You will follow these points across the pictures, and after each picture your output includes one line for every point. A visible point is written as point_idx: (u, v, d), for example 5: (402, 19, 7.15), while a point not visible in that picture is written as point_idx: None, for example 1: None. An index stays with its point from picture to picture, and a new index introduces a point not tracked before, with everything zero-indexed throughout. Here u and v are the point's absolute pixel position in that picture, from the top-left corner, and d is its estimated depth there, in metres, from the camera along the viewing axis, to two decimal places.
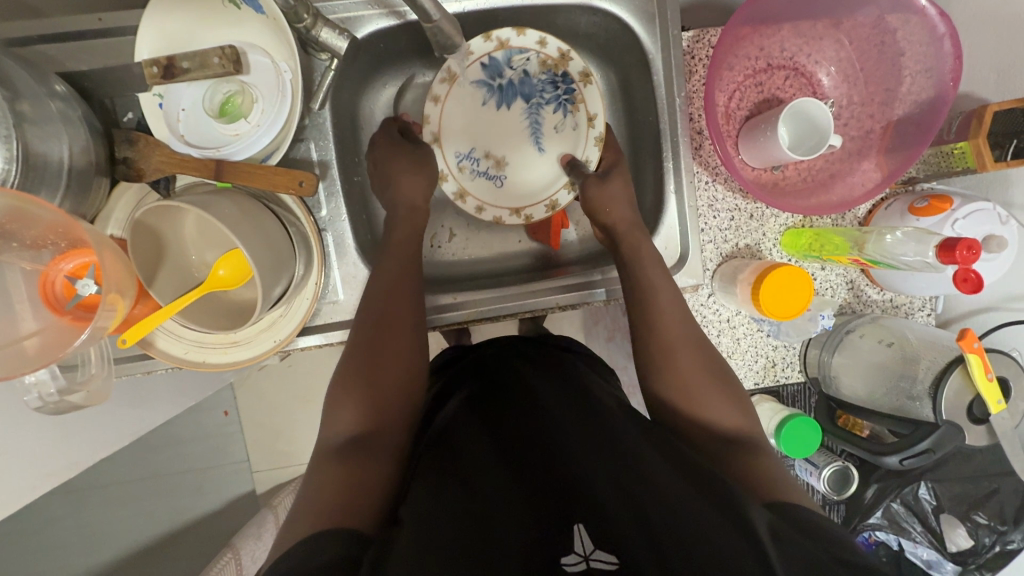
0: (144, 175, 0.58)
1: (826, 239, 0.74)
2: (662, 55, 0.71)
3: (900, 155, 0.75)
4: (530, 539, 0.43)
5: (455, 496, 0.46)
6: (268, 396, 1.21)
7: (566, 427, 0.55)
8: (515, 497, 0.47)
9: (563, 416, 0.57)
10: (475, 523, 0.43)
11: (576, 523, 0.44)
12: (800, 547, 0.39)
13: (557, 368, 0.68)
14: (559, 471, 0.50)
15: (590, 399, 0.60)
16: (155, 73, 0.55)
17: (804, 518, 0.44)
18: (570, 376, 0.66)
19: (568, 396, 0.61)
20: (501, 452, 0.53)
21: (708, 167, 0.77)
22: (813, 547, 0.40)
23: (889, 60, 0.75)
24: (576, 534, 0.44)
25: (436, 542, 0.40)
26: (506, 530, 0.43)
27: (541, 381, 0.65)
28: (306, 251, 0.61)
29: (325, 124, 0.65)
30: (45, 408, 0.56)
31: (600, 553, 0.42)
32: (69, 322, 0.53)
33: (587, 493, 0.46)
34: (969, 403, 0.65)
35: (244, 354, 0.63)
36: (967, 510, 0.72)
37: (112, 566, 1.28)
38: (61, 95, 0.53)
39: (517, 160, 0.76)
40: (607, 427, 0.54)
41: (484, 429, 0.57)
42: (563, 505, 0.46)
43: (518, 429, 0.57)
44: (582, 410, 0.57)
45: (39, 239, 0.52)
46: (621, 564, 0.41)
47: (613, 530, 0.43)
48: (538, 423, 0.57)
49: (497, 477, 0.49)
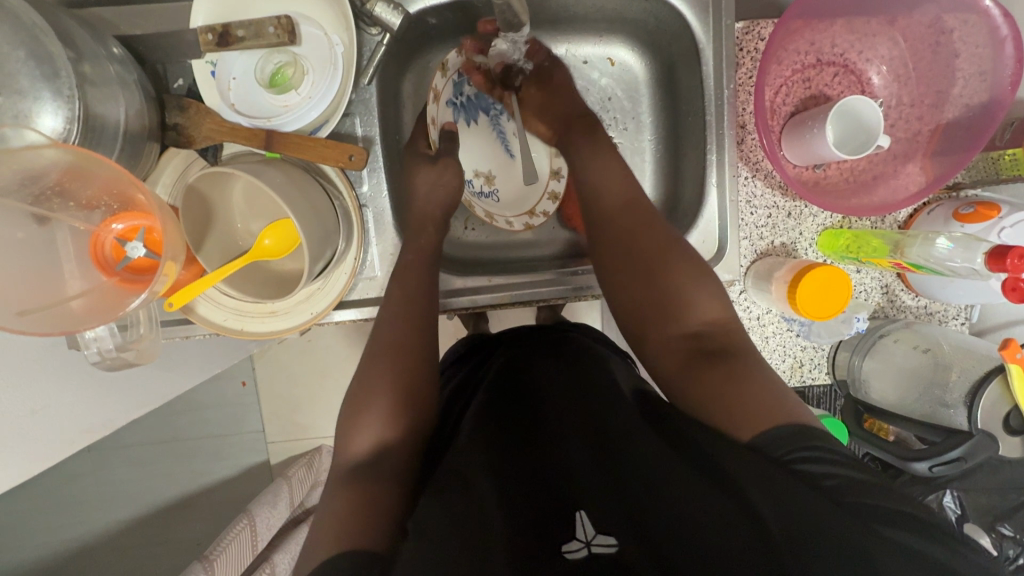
0: (194, 142, 0.59)
1: (865, 241, 0.73)
2: (712, 46, 0.70)
3: (947, 159, 0.74)
4: (529, 534, 0.44)
5: (456, 490, 0.47)
6: (289, 369, 1.23)
7: (565, 417, 0.55)
8: (512, 489, 0.48)
9: (563, 404, 0.57)
10: (474, 515, 0.44)
11: (578, 510, 0.46)
12: (802, 509, 0.40)
13: (561, 352, 0.68)
14: (559, 462, 0.51)
15: (590, 382, 0.60)
16: (210, 41, 0.56)
17: (806, 457, 0.45)
18: (575, 358, 0.66)
19: (568, 380, 0.61)
20: (497, 440, 0.54)
21: (750, 163, 0.75)
22: (820, 498, 0.41)
23: (943, 61, 0.73)
24: (577, 522, 0.45)
25: (439, 542, 0.42)
26: (505, 524, 0.44)
27: (546, 368, 0.65)
28: (347, 226, 0.62)
29: (371, 99, 0.65)
30: (102, 363, 0.58)
31: (601, 538, 0.43)
32: (117, 284, 0.54)
33: (583, 483, 0.48)
34: (1005, 415, 0.65)
35: (281, 325, 0.64)
36: (992, 521, 0.72)
37: (131, 524, 1.32)
38: (118, 58, 0.54)
39: (500, 166, 0.79)
40: (609, 413, 0.54)
41: (485, 417, 0.58)
42: (562, 495, 0.48)
43: (519, 419, 0.58)
44: (583, 395, 0.58)
45: (93, 198, 0.53)
46: (619, 545, 0.43)
47: (613, 518, 0.44)
48: (539, 416, 0.58)
49: (493, 465, 0.50)
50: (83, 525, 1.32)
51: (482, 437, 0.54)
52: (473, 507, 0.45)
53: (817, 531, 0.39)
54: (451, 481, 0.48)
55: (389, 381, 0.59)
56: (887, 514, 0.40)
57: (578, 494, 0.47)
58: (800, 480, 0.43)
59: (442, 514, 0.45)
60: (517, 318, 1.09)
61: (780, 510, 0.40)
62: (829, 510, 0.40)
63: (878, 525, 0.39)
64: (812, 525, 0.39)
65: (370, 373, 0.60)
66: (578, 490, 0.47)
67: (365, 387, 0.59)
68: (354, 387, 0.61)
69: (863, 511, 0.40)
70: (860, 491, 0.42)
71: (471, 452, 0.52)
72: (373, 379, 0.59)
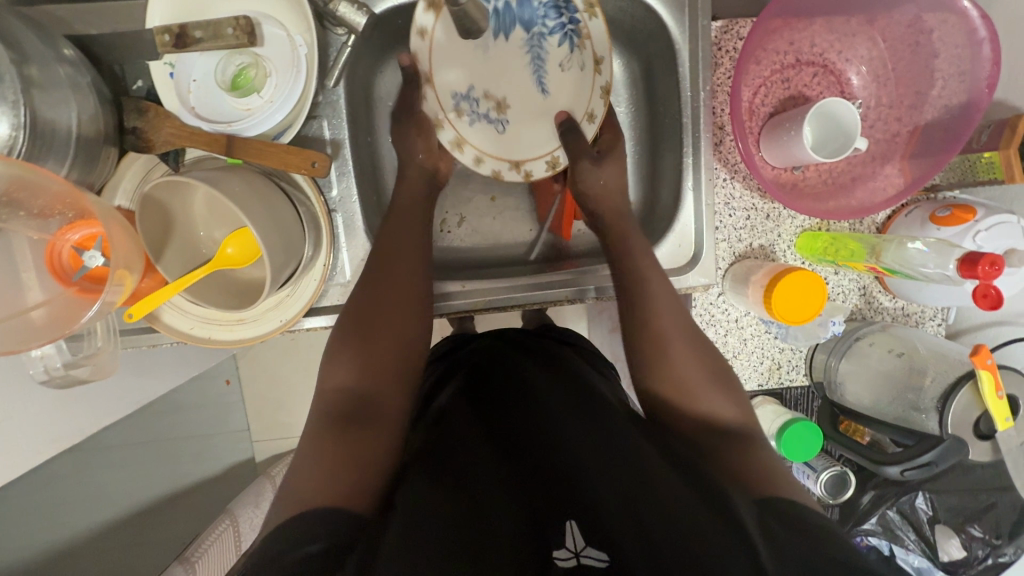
0: (153, 146, 0.57)
1: (841, 243, 0.73)
2: (689, 46, 0.69)
3: (926, 161, 0.73)
4: (515, 543, 0.42)
5: (450, 493, 0.46)
6: (271, 368, 1.22)
7: (555, 419, 0.54)
8: (508, 495, 0.47)
9: (556, 404, 0.56)
10: (470, 521, 0.44)
11: (568, 519, 0.45)
12: (794, 543, 0.39)
13: (556, 360, 0.67)
14: (550, 466, 0.49)
15: (589, 390, 0.59)
16: (167, 42, 0.54)
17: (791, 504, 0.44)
18: (572, 367, 0.65)
19: (566, 386, 0.60)
20: (500, 450, 0.53)
21: (727, 164, 0.75)
22: (798, 537, 0.40)
23: (922, 62, 0.73)
24: (566, 532, 0.44)
25: (429, 541, 0.41)
26: (491, 527, 0.43)
27: (546, 374, 0.63)
28: (314, 232, 0.60)
29: (339, 102, 0.64)
30: (52, 381, 0.56)
31: (591, 549, 0.42)
32: (76, 294, 0.52)
33: (580, 492, 0.46)
34: (976, 419, 0.65)
35: (249, 333, 0.62)
36: (963, 522, 0.73)
37: (114, 524, 1.31)
38: (70, 60, 0.52)
39: (519, 99, 0.67)
40: (601, 417, 0.53)
41: (482, 422, 0.57)
42: (555, 501, 0.47)
43: (511, 425, 0.56)
44: (575, 397, 0.57)
45: (47, 208, 0.51)
46: (612, 561, 0.41)
47: (609, 528, 0.42)
48: (537, 414, 0.56)
49: (483, 467, 0.50)
50: None
51: (480, 446, 0.53)
52: (469, 511, 0.44)
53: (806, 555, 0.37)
54: (446, 484, 0.47)
55: (360, 367, 0.57)
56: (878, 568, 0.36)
57: (575, 502, 0.46)
58: (780, 521, 0.42)
59: (433, 513, 0.44)
60: (499, 319, 1.08)
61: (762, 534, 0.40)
62: (804, 545, 0.39)
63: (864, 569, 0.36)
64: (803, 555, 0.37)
65: (340, 349, 0.59)
66: (576, 497, 0.46)
67: (337, 377, 0.57)
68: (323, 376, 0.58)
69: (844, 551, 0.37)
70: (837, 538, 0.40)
71: (467, 459, 0.51)
72: (337, 389, 0.56)
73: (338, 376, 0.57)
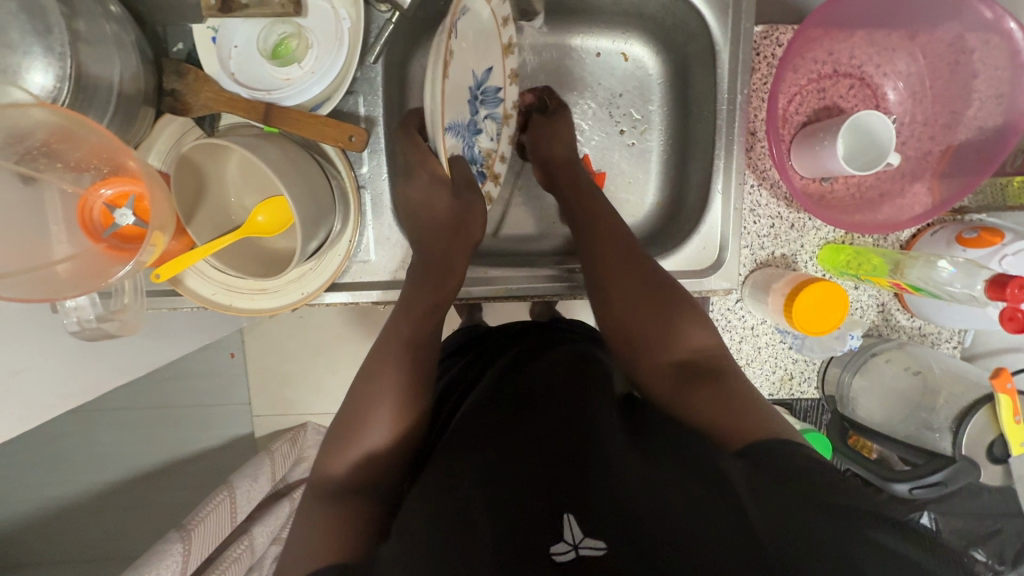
0: (190, 110, 0.57)
1: (865, 258, 0.72)
2: (729, 48, 0.68)
3: (956, 181, 0.73)
4: (514, 544, 0.42)
5: (451, 496, 0.47)
6: (279, 344, 1.22)
7: (556, 417, 0.53)
8: (502, 485, 0.47)
9: (551, 400, 0.55)
10: (471, 524, 0.44)
11: (565, 512, 0.44)
12: (796, 513, 0.40)
13: (558, 346, 0.66)
14: (545, 464, 0.48)
15: (589, 381, 0.59)
16: (212, 5, 0.54)
17: (788, 453, 0.44)
18: (576, 353, 0.64)
19: (563, 372, 0.60)
20: (494, 434, 0.52)
21: (757, 171, 0.74)
22: (800, 496, 0.41)
23: (960, 82, 0.72)
24: (565, 523, 0.43)
25: (433, 555, 0.42)
26: (494, 536, 0.43)
27: (546, 359, 0.62)
28: (344, 206, 0.61)
29: (376, 79, 0.64)
30: (81, 333, 0.57)
31: (588, 540, 0.42)
32: (104, 251, 0.52)
33: (576, 489, 0.46)
34: (990, 443, 0.65)
35: (271, 303, 0.63)
36: (967, 545, 0.72)
37: (113, 487, 1.32)
38: (116, 17, 0.52)
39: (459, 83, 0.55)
40: (595, 417, 0.53)
41: (477, 405, 0.57)
42: (551, 495, 0.46)
43: (509, 415, 0.55)
44: (572, 393, 0.56)
45: (83, 161, 0.52)
46: (608, 549, 0.41)
47: (603, 526, 0.43)
48: (533, 404, 0.55)
49: (483, 467, 0.49)
50: (65, 485, 1.31)
51: (472, 434, 0.53)
52: (470, 514, 0.45)
53: (807, 536, 0.39)
54: (446, 486, 0.49)
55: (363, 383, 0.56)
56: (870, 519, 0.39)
57: (569, 494, 0.46)
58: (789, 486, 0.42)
59: (436, 524, 0.45)
60: (511, 311, 1.08)
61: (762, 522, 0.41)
62: (820, 519, 0.39)
63: (868, 527, 0.38)
64: (799, 530, 0.39)
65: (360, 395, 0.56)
66: (570, 490, 0.46)
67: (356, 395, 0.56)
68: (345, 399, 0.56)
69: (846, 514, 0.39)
70: (839, 494, 0.41)
71: (461, 453, 0.51)
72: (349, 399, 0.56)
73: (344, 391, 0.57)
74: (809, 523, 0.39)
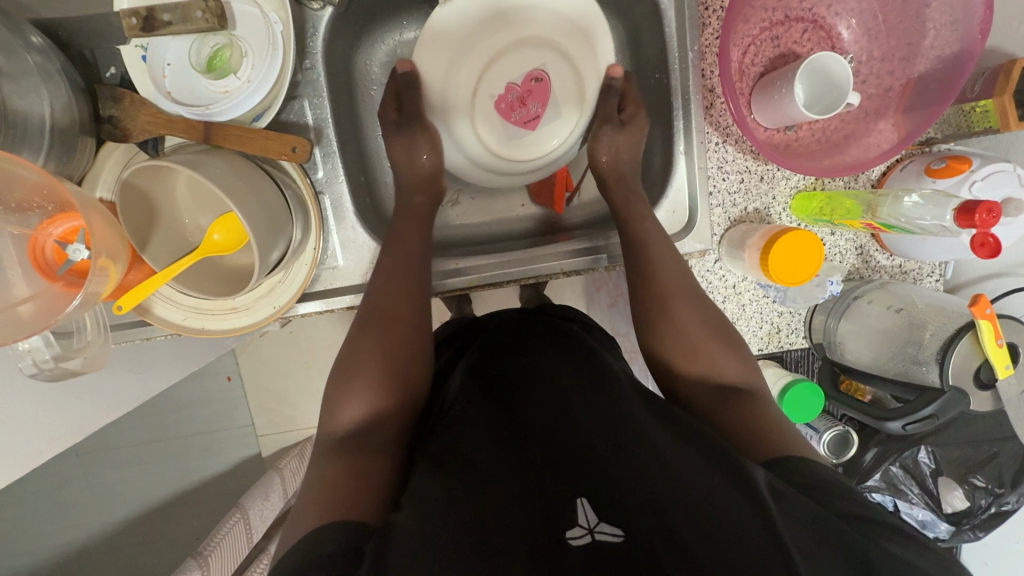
0: (130, 136, 0.55)
1: (838, 202, 0.72)
2: (675, 6, 0.67)
3: (919, 114, 0.72)
4: (530, 524, 0.39)
5: (457, 476, 0.44)
6: (272, 362, 1.21)
7: (567, 408, 0.52)
8: (515, 473, 0.45)
9: (566, 397, 0.53)
10: (481, 502, 0.41)
11: (579, 496, 0.41)
12: (801, 504, 0.40)
13: (562, 343, 0.65)
14: (559, 453, 0.46)
15: (597, 372, 0.57)
16: (133, 25, 0.51)
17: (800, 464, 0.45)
18: (576, 349, 0.63)
19: (573, 368, 0.58)
20: (506, 432, 0.50)
21: (719, 128, 0.73)
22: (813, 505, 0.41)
23: (912, 12, 0.71)
24: (578, 507, 0.40)
25: (440, 523, 0.39)
26: (507, 519, 0.40)
27: (552, 357, 0.61)
28: (302, 215, 0.60)
29: (319, 80, 0.62)
30: (41, 375, 0.55)
31: (605, 525, 0.39)
32: (62, 288, 0.51)
33: (591, 470, 0.43)
34: (976, 369, 0.65)
35: (243, 321, 0.62)
36: (965, 474, 0.74)
37: (126, 523, 1.32)
38: (39, 48, 0.50)
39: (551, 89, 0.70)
40: (612, 403, 0.51)
41: (484, 402, 0.56)
42: (561, 479, 0.43)
43: (524, 412, 0.53)
44: (586, 386, 0.55)
45: (25, 201, 0.50)
46: (626, 536, 0.38)
47: (620, 508, 0.40)
48: (545, 398, 0.54)
49: (497, 455, 0.47)
50: (78, 527, 1.31)
51: (481, 427, 0.51)
52: (480, 493, 0.42)
53: (818, 528, 0.38)
54: (450, 466, 0.46)
55: (374, 380, 0.56)
56: (883, 529, 0.39)
57: (582, 477, 0.43)
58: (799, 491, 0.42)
59: (444, 499, 0.42)
60: (499, 299, 1.08)
61: (784, 513, 0.39)
62: (827, 517, 0.39)
63: (880, 538, 0.38)
64: (813, 522, 0.39)
65: (355, 359, 0.58)
66: (582, 473, 0.43)
67: (345, 376, 0.57)
68: (337, 377, 0.57)
69: (866, 525, 0.40)
70: (852, 503, 0.41)
71: (470, 441, 0.49)
72: (359, 380, 0.56)
73: (350, 371, 0.57)
74: (821, 523, 0.39)
